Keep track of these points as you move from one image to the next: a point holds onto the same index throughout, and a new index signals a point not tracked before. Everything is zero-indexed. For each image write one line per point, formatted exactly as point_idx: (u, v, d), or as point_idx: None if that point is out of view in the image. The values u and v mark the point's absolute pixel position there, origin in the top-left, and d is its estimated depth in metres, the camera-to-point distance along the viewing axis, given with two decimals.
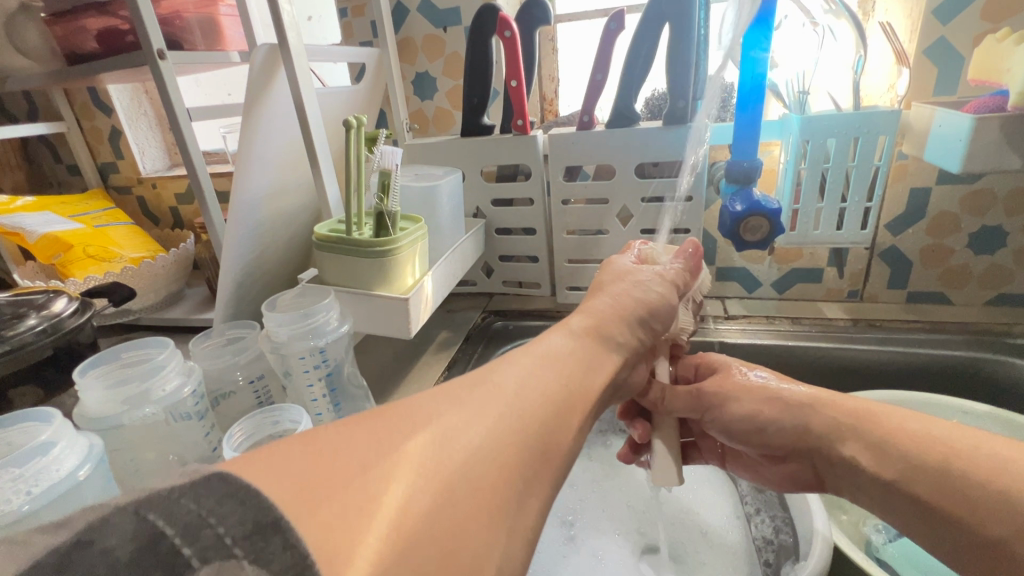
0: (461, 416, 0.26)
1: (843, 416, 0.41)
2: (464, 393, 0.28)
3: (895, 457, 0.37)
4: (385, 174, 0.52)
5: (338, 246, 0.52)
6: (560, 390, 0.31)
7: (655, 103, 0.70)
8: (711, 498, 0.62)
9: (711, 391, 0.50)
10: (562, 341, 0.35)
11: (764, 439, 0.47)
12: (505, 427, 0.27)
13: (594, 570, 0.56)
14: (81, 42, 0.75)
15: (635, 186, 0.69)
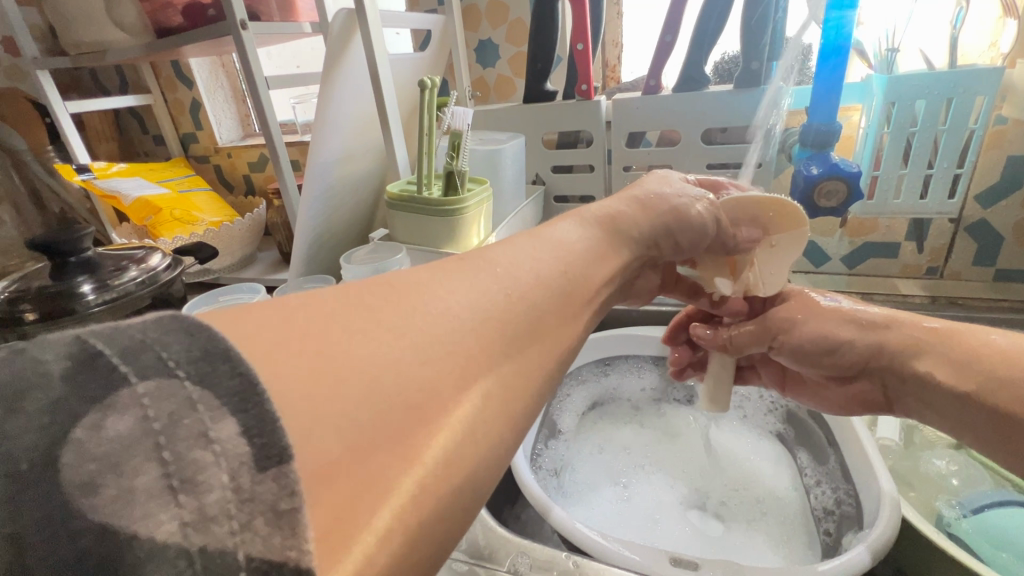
0: (457, 296, 0.25)
1: (925, 333, 0.41)
2: (458, 271, 0.27)
3: (976, 371, 0.36)
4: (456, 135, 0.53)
5: (411, 206, 0.55)
6: (565, 277, 0.30)
7: (726, 66, 0.67)
8: (767, 470, 0.62)
9: (778, 316, 0.49)
10: (570, 231, 0.34)
11: (836, 360, 0.46)
12: (500, 312, 0.26)
13: (649, 527, 0.57)
14: (168, 17, 0.81)
15: (701, 153, 0.67)
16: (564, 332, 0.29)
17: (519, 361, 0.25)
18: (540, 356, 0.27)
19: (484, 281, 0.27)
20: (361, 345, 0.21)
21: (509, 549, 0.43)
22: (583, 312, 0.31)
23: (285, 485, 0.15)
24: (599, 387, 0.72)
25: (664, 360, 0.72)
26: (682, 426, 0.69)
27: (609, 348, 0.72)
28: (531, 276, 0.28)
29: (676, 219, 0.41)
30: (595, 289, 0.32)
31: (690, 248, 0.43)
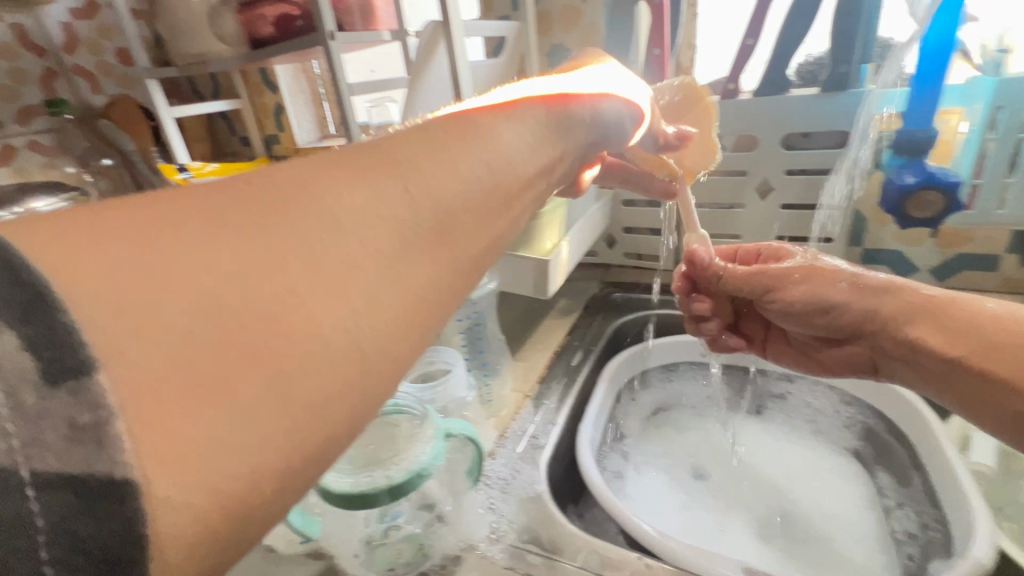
0: (348, 196, 0.22)
1: (923, 300, 0.43)
2: (347, 162, 0.23)
3: (967, 337, 0.39)
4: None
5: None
6: (481, 173, 0.27)
7: (809, 67, 0.62)
8: (840, 489, 0.60)
9: (774, 273, 0.51)
10: (502, 129, 0.30)
11: (828, 321, 0.49)
12: (405, 209, 0.23)
13: (715, 533, 0.57)
14: (260, 28, 0.86)
15: (780, 157, 0.65)
16: (479, 232, 0.26)
17: (419, 260, 0.23)
18: (452, 256, 0.25)
19: (383, 185, 0.23)
20: (199, 252, 0.18)
21: (580, 546, 0.45)
22: (500, 208, 0.28)
23: (83, 400, 0.14)
24: (664, 393, 0.72)
25: (732, 368, 0.71)
26: (748, 435, 0.68)
27: (676, 353, 0.72)
28: (445, 171, 0.25)
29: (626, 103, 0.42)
30: (516, 186, 0.29)
31: (636, 139, 0.46)
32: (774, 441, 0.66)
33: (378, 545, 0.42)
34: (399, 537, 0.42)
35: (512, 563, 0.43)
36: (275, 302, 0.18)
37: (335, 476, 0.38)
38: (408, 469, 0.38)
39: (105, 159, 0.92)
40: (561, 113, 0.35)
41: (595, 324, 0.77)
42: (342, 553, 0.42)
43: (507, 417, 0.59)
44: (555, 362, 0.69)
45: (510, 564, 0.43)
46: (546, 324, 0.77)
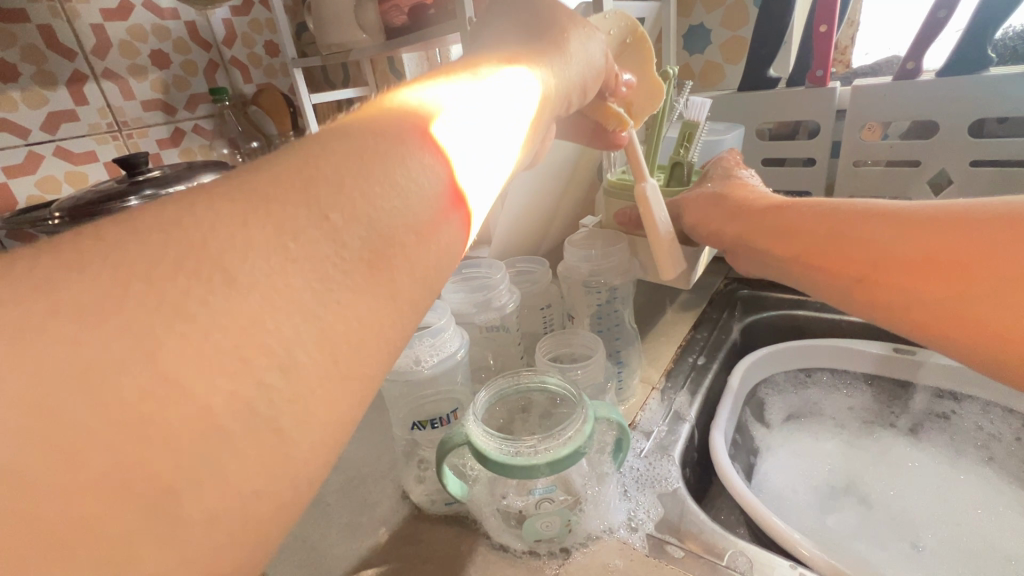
0: (227, 236, 0.19)
1: (767, 209, 0.53)
2: (229, 204, 0.20)
3: (799, 240, 0.49)
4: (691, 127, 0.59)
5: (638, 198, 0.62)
6: (421, 189, 0.24)
7: (1012, 41, 0.56)
8: (1016, 526, 0.53)
9: (692, 206, 0.58)
10: (445, 140, 0.27)
11: (719, 237, 0.57)
12: (303, 253, 0.20)
13: (853, 545, 0.53)
14: (393, 17, 0.88)
15: (966, 146, 0.57)
16: (427, 249, 0.24)
17: (354, 305, 0.21)
18: (394, 283, 0.23)
19: (295, 218, 0.20)
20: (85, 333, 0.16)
21: (726, 545, 0.43)
22: (450, 221, 0.26)
23: None
24: (798, 399, 0.68)
25: (881, 379, 0.65)
26: (898, 455, 0.62)
27: (815, 357, 0.67)
28: (373, 197, 0.23)
29: (570, 66, 0.38)
30: (463, 203, 0.27)
31: (586, 99, 0.44)
32: (932, 464, 0.60)
33: (530, 517, 0.42)
34: (549, 511, 0.42)
35: (653, 553, 0.43)
36: (151, 388, 0.16)
37: (493, 444, 0.40)
38: (568, 445, 0.39)
39: (254, 142, 0.95)
40: (513, 109, 0.32)
41: (721, 321, 0.73)
42: (483, 511, 0.44)
43: (635, 408, 0.58)
44: (680, 359, 0.66)
45: (650, 553, 0.43)
46: (668, 317, 0.74)
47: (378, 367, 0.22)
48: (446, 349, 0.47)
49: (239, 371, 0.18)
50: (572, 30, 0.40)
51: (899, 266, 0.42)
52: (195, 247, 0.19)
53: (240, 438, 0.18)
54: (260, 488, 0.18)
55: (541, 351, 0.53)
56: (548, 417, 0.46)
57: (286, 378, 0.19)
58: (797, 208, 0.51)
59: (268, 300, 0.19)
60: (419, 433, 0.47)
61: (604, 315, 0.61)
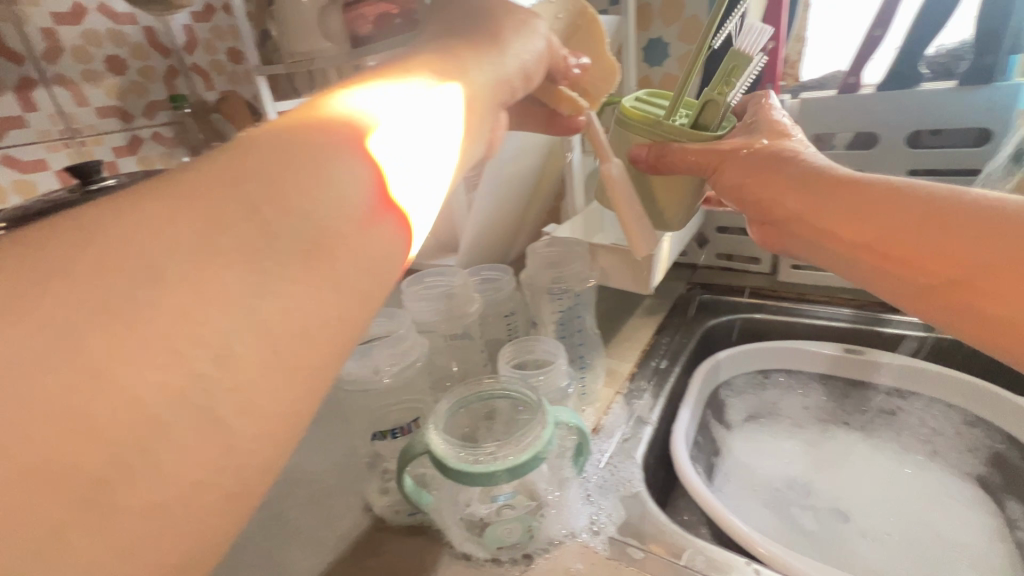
0: (152, 230, 0.19)
1: (825, 175, 0.45)
2: (158, 200, 0.20)
3: (860, 216, 0.42)
4: (738, 58, 0.47)
5: (656, 133, 0.53)
6: (342, 196, 0.24)
7: (943, 59, 0.58)
8: (959, 518, 0.55)
9: (734, 159, 0.49)
10: (381, 153, 0.26)
11: (757, 200, 0.49)
12: (233, 245, 0.20)
13: (809, 541, 0.55)
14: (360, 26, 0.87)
15: (905, 155, 0.60)
16: (369, 241, 0.24)
17: (297, 294, 0.21)
18: (335, 272, 0.22)
19: (225, 210, 0.21)
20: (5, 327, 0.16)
21: (684, 545, 0.44)
22: (381, 227, 0.25)
23: None
24: (757, 400, 0.70)
25: (833, 378, 0.67)
26: (851, 452, 0.64)
27: (772, 358, 0.70)
28: (293, 204, 0.22)
29: (503, 62, 0.37)
30: (391, 208, 0.26)
31: (534, 85, 0.42)
32: (882, 458, 0.62)
33: (492, 524, 0.42)
34: (510, 518, 0.42)
35: (615, 556, 0.43)
36: (78, 380, 0.16)
37: (453, 451, 0.40)
38: (527, 449, 0.39)
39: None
40: (438, 108, 0.30)
41: (684, 326, 0.75)
42: (445, 521, 0.43)
43: (598, 413, 0.59)
44: (643, 362, 0.67)
45: (611, 554, 0.44)
46: (632, 323, 0.75)
47: (329, 360, 0.22)
48: (407, 358, 0.47)
49: (170, 362, 0.18)
50: (506, 33, 0.38)
51: (995, 261, 0.35)
52: (134, 241, 0.19)
53: (175, 429, 0.18)
54: (197, 478, 0.18)
55: (503, 359, 0.54)
56: (511, 424, 0.46)
57: (226, 362, 0.19)
58: (862, 178, 0.43)
59: (198, 293, 0.19)
60: (380, 442, 0.46)
61: (568, 321, 0.62)
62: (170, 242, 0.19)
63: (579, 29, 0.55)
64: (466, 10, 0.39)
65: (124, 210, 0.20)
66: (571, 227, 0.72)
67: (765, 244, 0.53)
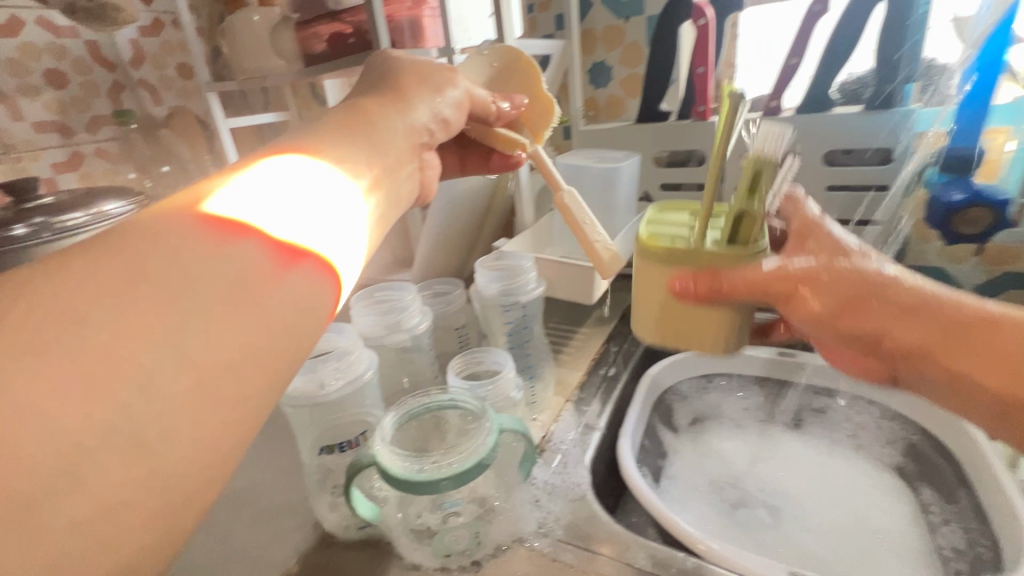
0: (80, 282, 0.22)
1: (929, 297, 0.36)
2: (90, 258, 0.23)
3: (993, 357, 0.33)
4: (761, 164, 0.38)
5: (696, 263, 0.41)
6: (240, 261, 0.25)
7: (851, 86, 0.63)
8: (883, 507, 0.59)
9: (811, 284, 0.37)
10: (254, 217, 0.28)
11: (846, 331, 0.38)
12: (157, 289, 0.23)
13: (748, 535, 0.58)
14: (313, 45, 0.85)
15: (821, 174, 0.66)
16: (279, 292, 0.26)
17: (219, 330, 0.23)
18: (258, 309, 0.25)
19: (150, 263, 0.23)
20: None
21: (628, 543, 0.46)
22: (299, 271, 0.27)
23: None
24: (701, 403, 0.73)
25: (768, 381, 0.72)
26: (787, 450, 0.68)
27: (712, 364, 0.74)
28: (207, 258, 0.25)
29: (411, 115, 0.41)
30: (306, 255, 0.28)
31: (455, 130, 0.46)
32: (816, 455, 0.66)
33: (439, 533, 0.44)
34: (457, 526, 0.44)
35: (560, 556, 0.45)
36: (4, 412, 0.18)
37: (398, 462, 0.41)
38: (469, 459, 0.41)
39: (164, 165, 0.95)
40: (337, 168, 0.33)
41: (632, 334, 0.78)
42: (394, 531, 0.45)
43: (548, 420, 0.61)
44: (593, 371, 0.70)
45: (557, 557, 0.45)
46: (583, 333, 0.78)
47: (252, 384, 0.24)
48: (352, 372, 0.48)
49: (93, 393, 0.20)
50: (414, 90, 0.42)
51: None
52: (65, 292, 0.21)
53: (99, 453, 0.20)
54: (123, 498, 0.20)
55: (454, 371, 0.55)
56: (461, 434, 0.47)
57: (147, 391, 0.21)
58: (970, 305, 0.35)
59: (118, 332, 0.21)
60: (326, 456, 0.47)
61: (517, 332, 0.64)
62: (107, 286, 0.22)
63: (517, 69, 0.56)
64: (380, 71, 0.43)
65: (62, 267, 0.22)
66: (521, 242, 0.75)
67: (846, 371, 0.42)
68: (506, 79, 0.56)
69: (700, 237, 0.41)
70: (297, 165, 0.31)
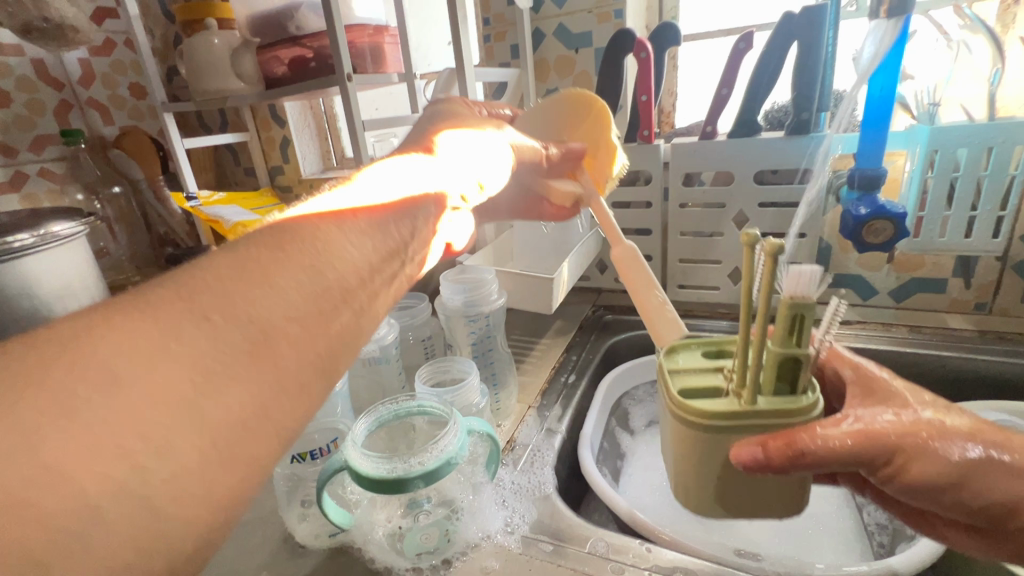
0: (98, 332, 0.24)
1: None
2: (110, 313, 0.25)
3: None
4: (800, 307, 0.31)
5: (752, 424, 0.34)
6: (376, 228, 0.36)
7: (776, 114, 0.73)
8: (819, 492, 0.65)
9: (919, 452, 0.35)
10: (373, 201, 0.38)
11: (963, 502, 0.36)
12: (178, 343, 0.25)
13: (698, 525, 0.61)
14: (274, 68, 0.88)
15: (754, 192, 0.73)
16: (404, 237, 0.38)
17: (222, 378, 0.26)
18: (274, 362, 0.28)
19: (173, 316, 0.26)
20: None
21: (588, 534, 0.49)
22: (417, 221, 0.39)
23: None
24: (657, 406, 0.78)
25: None
26: None
27: None
28: (233, 310, 0.27)
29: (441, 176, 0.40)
30: (418, 211, 0.40)
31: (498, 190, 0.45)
32: None
33: (410, 531, 0.46)
34: (426, 524, 0.46)
35: (526, 551, 0.48)
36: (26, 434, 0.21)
37: (370, 463, 0.43)
38: (439, 457, 0.43)
39: (115, 186, 0.94)
40: (405, 162, 0.42)
41: (589, 342, 0.83)
42: (368, 539, 0.47)
43: (513, 426, 0.64)
44: (553, 379, 0.73)
45: (524, 551, 0.48)
46: (544, 343, 0.82)
47: (256, 417, 0.26)
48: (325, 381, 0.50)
49: (105, 419, 0.22)
50: (437, 129, 0.45)
51: None
52: (84, 337, 0.24)
53: (107, 471, 0.21)
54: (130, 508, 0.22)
55: (421, 379, 0.58)
56: (428, 439, 0.50)
57: (151, 426, 0.23)
58: None
59: (133, 364, 0.24)
60: (298, 466, 0.49)
61: (481, 342, 0.67)
62: (124, 333, 0.24)
63: (589, 116, 0.58)
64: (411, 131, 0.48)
65: (75, 320, 0.24)
66: (483, 257, 0.78)
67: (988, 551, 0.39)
68: (574, 124, 0.59)
69: (747, 397, 0.34)
70: (373, 174, 0.41)
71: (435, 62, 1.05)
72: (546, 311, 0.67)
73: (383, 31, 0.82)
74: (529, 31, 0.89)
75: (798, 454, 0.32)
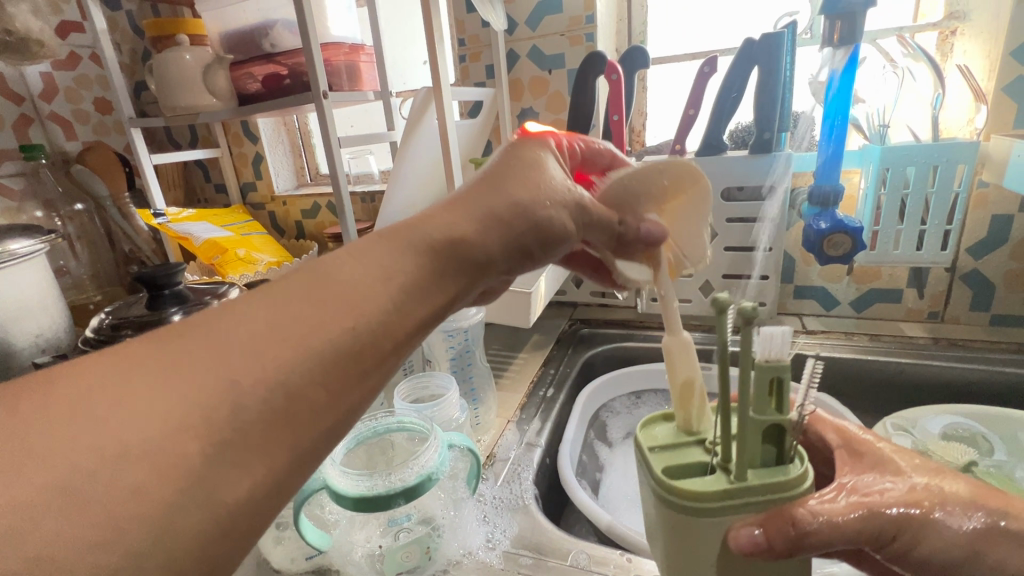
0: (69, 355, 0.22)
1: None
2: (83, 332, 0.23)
3: None
4: (774, 368, 0.31)
5: (746, 502, 0.32)
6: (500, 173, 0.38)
7: (739, 134, 0.77)
8: None
9: (923, 529, 0.34)
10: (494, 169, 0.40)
11: None
12: (152, 354, 0.23)
13: None
14: (247, 84, 0.87)
15: (720, 208, 0.77)
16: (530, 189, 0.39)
17: (200, 386, 0.22)
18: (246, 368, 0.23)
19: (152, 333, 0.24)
20: None
21: (569, 548, 0.49)
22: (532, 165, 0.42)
23: None
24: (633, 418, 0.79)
25: None
26: None
27: (644, 380, 0.80)
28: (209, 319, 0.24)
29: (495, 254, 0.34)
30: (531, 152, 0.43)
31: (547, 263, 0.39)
32: None
33: (390, 550, 0.45)
34: (408, 541, 0.46)
35: (507, 566, 0.47)
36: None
37: (349, 481, 0.42)
38: (419, 472, 0.43)
39: (77, 203, 0.90)
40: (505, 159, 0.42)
41: (566, 356, 0.84)
42: (347, 561, 0.45)
43: (493, 440, 0.64)
44: (532, 393, 0.74)
45: (505, 566, 0.47)
46: (522, 358, 0.83)
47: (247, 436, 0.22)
48: None
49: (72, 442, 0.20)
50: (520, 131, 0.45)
51: None
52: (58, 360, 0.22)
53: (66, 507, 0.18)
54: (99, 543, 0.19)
55: (400, 395, 0.58)
56: (406, 454, 0.49)
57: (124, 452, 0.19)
58: None
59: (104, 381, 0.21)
60: None
61: (460, 356, 0.68)
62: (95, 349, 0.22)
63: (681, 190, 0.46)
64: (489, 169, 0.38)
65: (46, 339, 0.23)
66: None
67: None
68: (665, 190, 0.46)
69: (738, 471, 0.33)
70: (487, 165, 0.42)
71: (411, 82, 1.06)
72: (523, 325, 0.68)
73: (360, 49, 0.83)
74: (503, 53, 0.91)
75: (798, 539, 0.31)
